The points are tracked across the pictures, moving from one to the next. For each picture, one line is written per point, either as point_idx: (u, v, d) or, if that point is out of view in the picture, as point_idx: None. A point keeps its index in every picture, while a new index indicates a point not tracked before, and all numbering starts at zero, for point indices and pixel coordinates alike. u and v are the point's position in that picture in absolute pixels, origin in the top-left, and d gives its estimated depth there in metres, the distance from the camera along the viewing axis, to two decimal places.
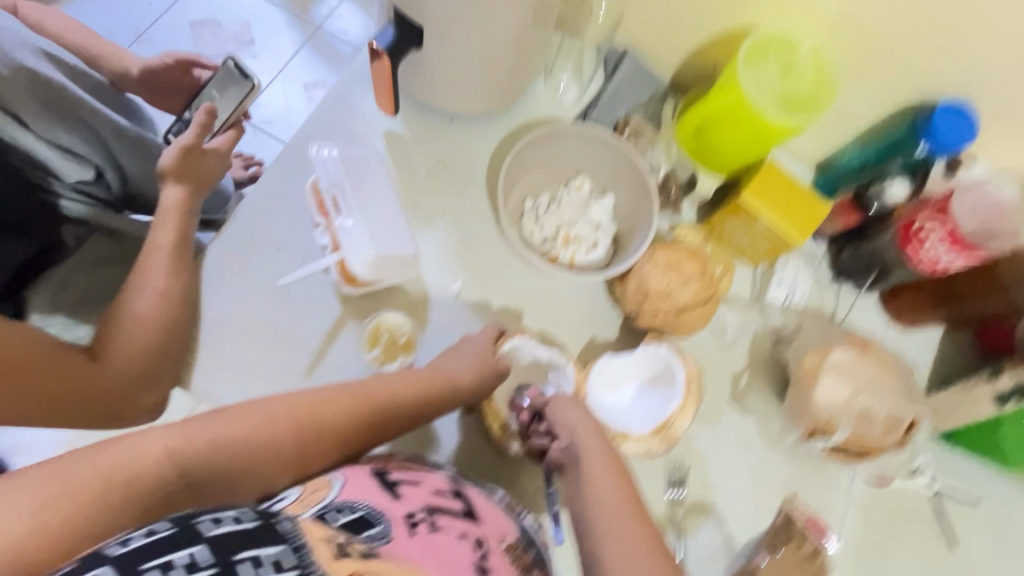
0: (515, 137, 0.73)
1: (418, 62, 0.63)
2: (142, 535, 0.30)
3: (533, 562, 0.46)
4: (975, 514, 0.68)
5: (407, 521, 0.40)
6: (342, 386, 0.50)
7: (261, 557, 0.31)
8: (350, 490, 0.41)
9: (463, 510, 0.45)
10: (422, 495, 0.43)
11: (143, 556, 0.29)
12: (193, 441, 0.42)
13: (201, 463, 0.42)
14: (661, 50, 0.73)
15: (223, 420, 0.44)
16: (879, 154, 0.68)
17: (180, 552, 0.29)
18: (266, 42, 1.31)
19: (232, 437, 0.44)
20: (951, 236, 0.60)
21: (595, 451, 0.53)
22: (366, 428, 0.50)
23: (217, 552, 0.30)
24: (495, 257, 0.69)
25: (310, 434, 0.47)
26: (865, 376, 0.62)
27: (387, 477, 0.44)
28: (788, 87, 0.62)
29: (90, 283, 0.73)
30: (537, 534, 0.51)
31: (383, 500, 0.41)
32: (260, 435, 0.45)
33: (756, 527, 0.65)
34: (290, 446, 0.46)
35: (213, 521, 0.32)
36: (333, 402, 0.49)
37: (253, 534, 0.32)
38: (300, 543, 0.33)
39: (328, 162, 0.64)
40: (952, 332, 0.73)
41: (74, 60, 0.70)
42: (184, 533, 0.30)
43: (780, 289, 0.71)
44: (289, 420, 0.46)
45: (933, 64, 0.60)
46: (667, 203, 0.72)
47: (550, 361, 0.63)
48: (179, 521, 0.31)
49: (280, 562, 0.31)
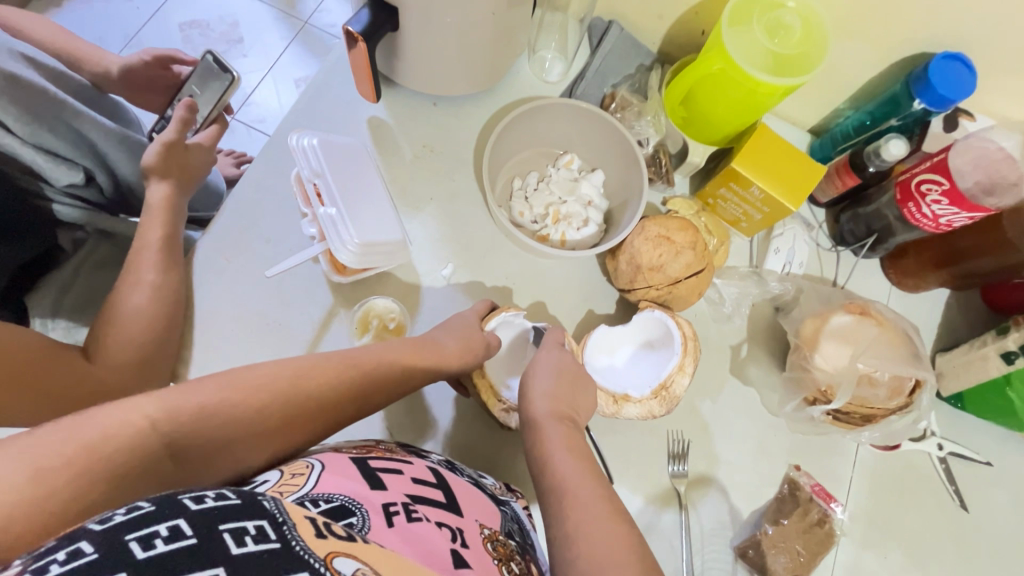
0: (500, 116, 0.72)
1: (398, 47, 0.62)
2: (117, 513, 0.27)
3: (515, 551, 0.45)
4: (986, 476, 0.67)
5: (385, 510, 0.39)
6: (326, 358, 0.50)
7: (248, 529, 0.28)
8: (328, 479, 0.40)
9: (445, 500, 0.44)
10: (401, 486, 0.43)
11: (118, 532, 0.25)
12: (178, 409, 0.40)
13: (185, 433, 0.40)
14: (645, 19, 0.71)
15: (205, 386, 0.42)
16: (878, 112, 0.66)
17: (160, 525, 0.26)
18: (254, 40, 1.30)
19: (217, 406, 0.42)
20: (948, 195, 0.57)
21: (549, 417, 0.51)
22: (352, 396, 0.50)
23: (202, 522, 0.27)
24: (485, 238, 0.68)
25: (296, 405, 0.46)
26: (865, 338, 0.61)
27: (366, 466, 0.44)
28: (776, 47, 0.59)
29: (88, 286, 0.73)
30: (519, 528, 0.50)
31: (363, 490, 0.40)
32: (249, 404, 0.44)
33: (761, 499, 0.64)
34: (277, 416, 0.45)
35: (195, 497, 0.28)
36: (320, 370, 0.48)
37: (238, 509, 0.28)
38: (287, 520, 0.29)
39: (309, 152, 0.60)
40: (956, 293, 0.72)
41: (54, 62, 0.70)
42: (165, 508, 0.27)
43: (777, 258, 0.70)
44: (274, 390, 0.45)
45: (927, 16, 0.57)
46: (659, 176, 0.71)
47: (537, 331, 0.63)
48: (158, 498, 0.28)
49: (269, 534, 0.28)
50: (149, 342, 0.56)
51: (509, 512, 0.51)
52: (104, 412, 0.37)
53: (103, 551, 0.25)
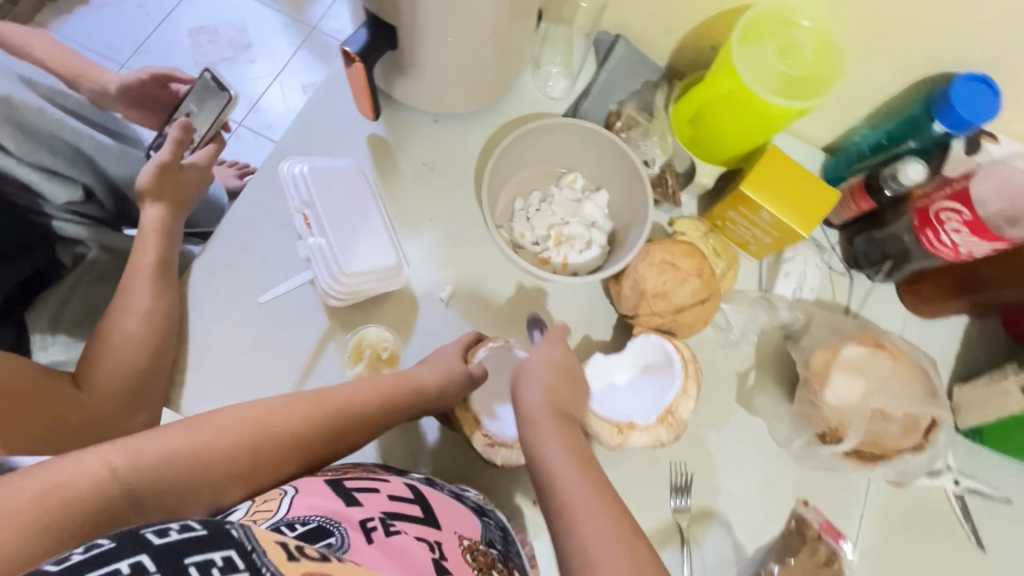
0: (502, 134, 0.70)
1: (398, 64, 0.60)
2: (75, 552, 0.26)
3: (497, 560, 0.45)
4: (1005, 515, 0.64)
5: (363, 526, 0.38)
6: (300, 396, 0.48)
7: (215, 561, 0.26)
8: (301, 500, 0.39)
9: (423, 514, 0.43)
10: (379, 501, 0.41)
11: (75, 571, 0.24)
12: (139, 456, 0.40)
13: (148, 480, 0.39)
14: (652, 34, 0.69)
15: (172, 432, 0.42)
16: (895, 133, 0.64)
17: (121, 562, 0.25)
18: (262, 46, 1.30)
19: (184, 450, 0.42)
20: (970, 226, 0.55)
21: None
22: (327, 434, 0.48)
23: (166, 556, 0.26)
24: (483, 259, 0.67)
25: (268, 445, 0.45)
26: (877, 373, 0.59)
27: (342, 486, 0.42)
28: (788, 68, 0.57)
29: (87, 302, 0.70)
30: (504, 540, 0.49)
31: (337, 506, 0.39)
32: (216, 446, 0.43)
33: (766, 535, 0.62)
34: (248, 459, 0.44)
35: (159, 530, 0.27)
36: (294, 410, 0.47)
37: (203, 539, 0.27)
38: (256, 547, 0.28)
39: (299, 180, 0.61)
40: (976, 321, 0.69)
41: (53, 81, 0.71)
42: (127, 544, 0.26)
43: (787, 283, 0.67)
44: (245, 431, 0.45)
45: (949, 34, 0.55)
46: (664, 197, 0.68)
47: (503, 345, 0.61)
48: (119, 533, 0.26)
49: (237, 565, 0.26)
50: (139, 367, 0.55)
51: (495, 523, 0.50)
52: (65, 462, 0.37)
53: None
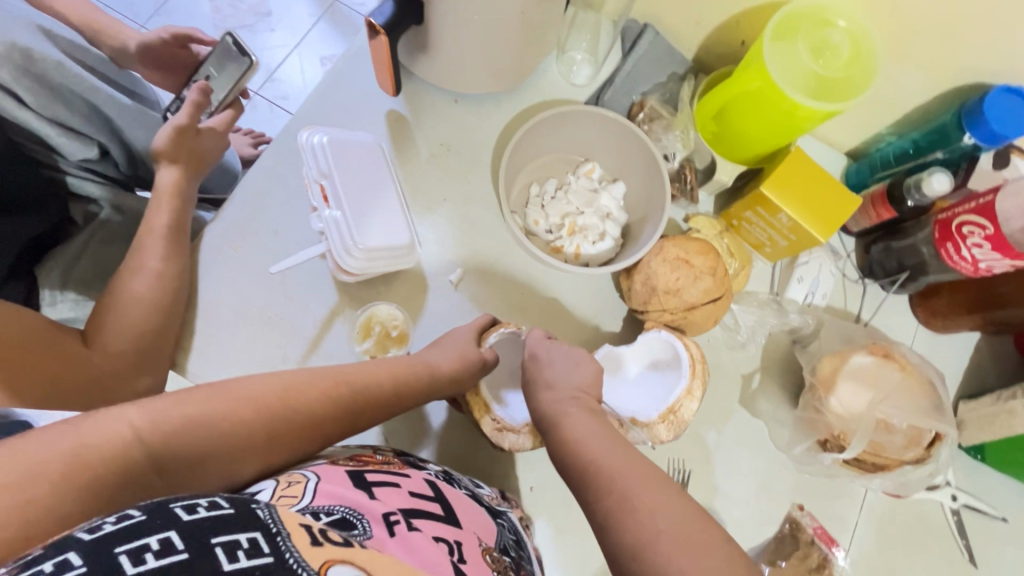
0: (522, 119, 0.70)
1: (422, 41, 0.59)
2: (107, 522, 0.25)
3: (509, 569, 0.43)
4: (1000, 534, 0.64)
5: (385, 519, 0.38)
6: (316, 372, 0.48)
7: (241, 543, 0.26)
8: (326, 490, 0.39)
9: (444, 513, 0.42)
10: (401, 497, 0.41)
11: (108, 544, 0.24)
12: (166, 418, 0.40)
13: (169, 444, 0.39)
14: (681, 25, 0.68)
15: (196, 398, 0.42)
16: (923, 141, 0.63)
17: (151, 537, 0.25)
18: (284, 14, 1.28)
19: (205, 417, 0.41)
20: (992, 240, 0.54)
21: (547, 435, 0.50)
22: (340, 413, 0.48)
23: (195, 536, 0.26)
24: (495, 244, 0.66)
25: (282, 416, 0.45)
26: (886, 383, 0.59)
27: (365, 478, 0.42)
28: (820, 69, 0.56)
29: (97, 261, 0.70)
30: (517, 548, 0.48)
31: (360, 498, 0.39)
32: (234, 418, 0.43)
33: (759, 536, 0.62)
34: (264, 433, 0.44)
35: (188, 506, 0.27)
36: (309, 389, 0.47)
37: (231, 519, 0.27)
38: (282, 530, 0.28)
39: (317, 150, 0.59)
40: (987, 339, 0.68)
41: (73, 35, 0.70)
42: (156, 518, 0.26)
43: (800, 287, 0.67)
44: (262, 404, 0.44)
45: (988, 45, 0.53)
46: (683, 192, 0.68)
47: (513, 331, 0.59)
48: (149, 506, 0.26)
49: (262, 548, 0.27)
50: (148, 329, 0.55)
51: (507, 525, 0.49)
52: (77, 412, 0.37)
53: (92, 564, 0.23)
